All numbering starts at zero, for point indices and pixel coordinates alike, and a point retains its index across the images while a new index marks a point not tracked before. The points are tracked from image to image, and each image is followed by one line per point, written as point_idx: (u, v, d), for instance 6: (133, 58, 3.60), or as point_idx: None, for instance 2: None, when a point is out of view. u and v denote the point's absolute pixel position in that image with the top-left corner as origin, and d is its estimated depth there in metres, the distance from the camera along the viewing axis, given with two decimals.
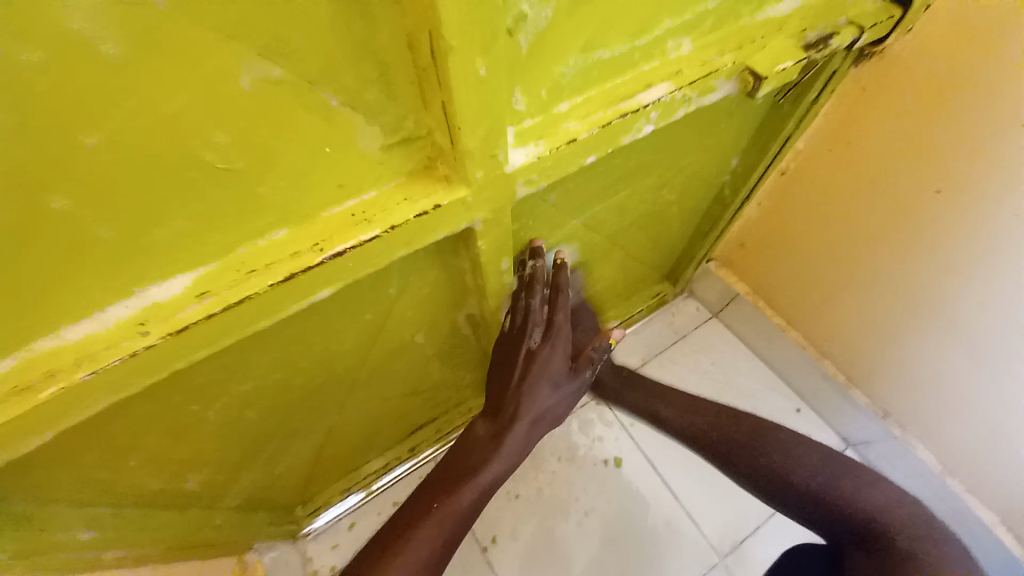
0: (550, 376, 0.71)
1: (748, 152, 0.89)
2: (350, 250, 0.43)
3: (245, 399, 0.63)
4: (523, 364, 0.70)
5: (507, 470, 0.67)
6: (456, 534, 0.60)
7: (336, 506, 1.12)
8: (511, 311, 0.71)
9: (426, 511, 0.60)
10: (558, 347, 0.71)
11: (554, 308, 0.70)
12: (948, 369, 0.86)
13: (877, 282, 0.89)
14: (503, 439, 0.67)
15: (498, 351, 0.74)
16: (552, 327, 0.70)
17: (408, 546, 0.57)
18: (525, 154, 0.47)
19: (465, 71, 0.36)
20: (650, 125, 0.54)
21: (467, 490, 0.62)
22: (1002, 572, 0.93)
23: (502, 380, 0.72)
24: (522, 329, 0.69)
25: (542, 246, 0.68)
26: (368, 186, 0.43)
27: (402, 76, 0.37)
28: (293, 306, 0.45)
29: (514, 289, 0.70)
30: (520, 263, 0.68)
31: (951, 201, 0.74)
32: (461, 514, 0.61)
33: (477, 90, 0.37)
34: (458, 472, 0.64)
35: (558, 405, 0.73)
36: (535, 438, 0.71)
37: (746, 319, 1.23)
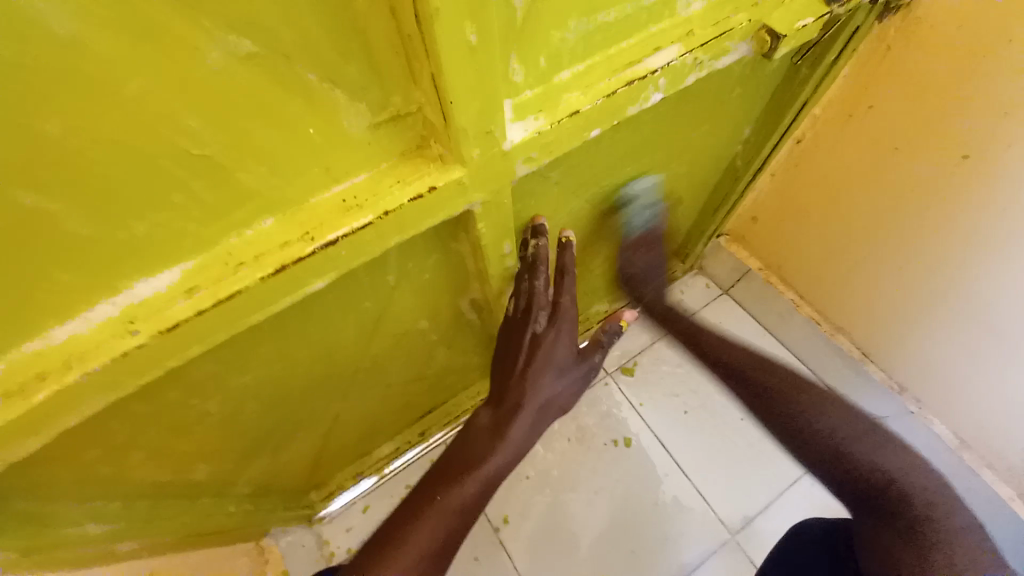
0: (555, 363, 0.69)
1: (762, 119, 0.84)
2: (343, 239, 0.40)
3: (248, 392, 0.62)
4: (527, 350, 0.67)
5: (512, 460, 0.66)
6: (459, 527, 0.60)
7: (349, 490, 1.14)
8: (514, 295, 0.68)
9: (426, 505, 0.60)
10: (564, 332, 0.69)
11: (559, 291, 0.67)
12: (971, 344, 0.82)
13: (896, 254, 0.86)
14: (506, 429, 0.65)
15: (502, 336, 0.72)
16: (558, 311, 0.68)
17: (409, 541, 0.57)
18: (524, 129, 0.44)
19: (455, 38, 0.32)
20: (659, 93, 0.50)
21: (469, 483, 0.61)
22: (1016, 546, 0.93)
23: (506, 367, 0.70)
24: (527, 314, 0.67)
25: (545, 224, 0.65)
26: (358, 170, 0.40)
27: (386, 47, 0.34)
28: (286, 300, 0.42)
29: (517, 271, 0.67)
30: (522, 242, 0.64)
31: (979, 167, 0.69)
32: (463, 509, 0.60)
33: (468, 60, 0.34)
34: (460, 465, 0.63)
35: (564, 392, 0.71)
36: (541, 425, 0.69)
37: (758, 295, 1.19)
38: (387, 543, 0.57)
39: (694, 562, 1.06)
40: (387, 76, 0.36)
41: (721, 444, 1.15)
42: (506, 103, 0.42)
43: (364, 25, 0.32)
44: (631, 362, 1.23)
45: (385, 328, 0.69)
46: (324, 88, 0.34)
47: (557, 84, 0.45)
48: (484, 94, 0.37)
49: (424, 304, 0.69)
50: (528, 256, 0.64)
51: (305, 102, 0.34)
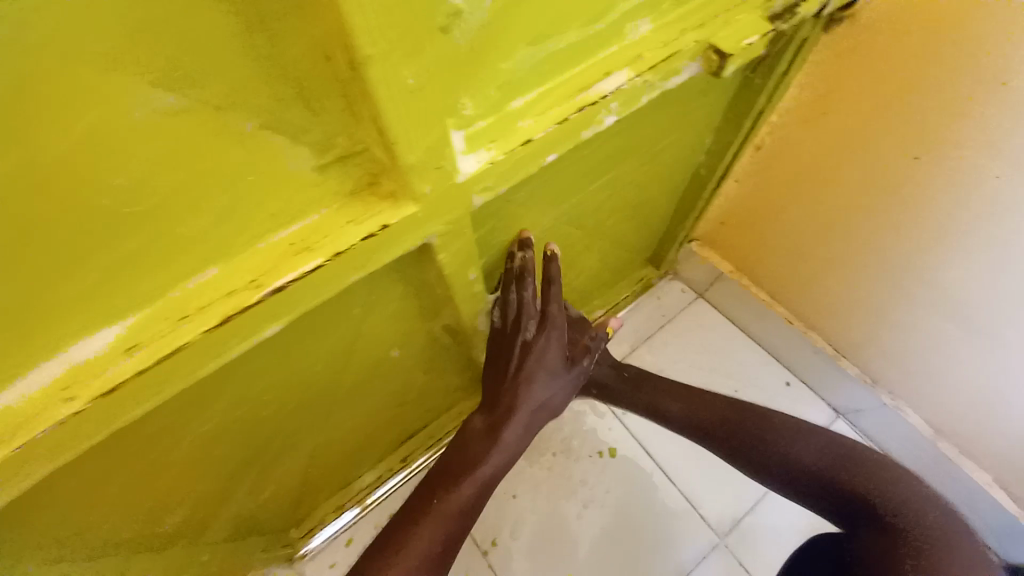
0: (545, 369, 0.72)
1: (722, 129, 0.86)
2: (292, 284, 0.39)
3: (213, 441, 0.59)
4: (519, 355, 0.71)
5: (507, 462, 0.69)
6: (460, 528, 0.62)
7: (331, 524, 1.10)
8: (502, 306, 0.70)
9: (426, 509, 0.62)
10: (553, 339, 0.72)
11: (548, 300, 0.70)
12: (938, 336, 0.85)
13: (861, 251, 0.88)
14: (500, 432, 0.69)
15: (494, 343, 0.75)
16: (547, 319, 0.70)
17: (413, 541, 0.59)
18: (477, 161, 0.43)
19: (393, 79, 0.32)
20: (612, 116, 0.51)
21: (466, 486, 0.64)
22: (999, 526, 0.95)
23: (499, 370, 0.73)
24: (517, 322, 0.70)
25: (531, 237, 0.65)
26: (307, 212, 0.39)
27: (326, 92, 0.33)
28: (238, 348, 0.41)
29: (504, 282, 0.68)
30: (509, 255, 0.66)
31: (930, 166, 0.72)
32: (462, 512, 0.63)
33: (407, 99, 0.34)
34: (459, 467, 0.66)
35: (554, 397, 0.75)
36: (535, 428, 0.73)
37: (733, 296, 1.21)
38: (390, 544, 0.59)
39: (688, 568, 1.05)
40: (331, 118, 0.35)
41: (707, 449, 1.15)
42: (458, 134, 0.42)
43: (303, 72, 0.31)
44: None
45: (355, 363, 0.66)
46: (266, 136, 0.33)
47: (510, 113, 0.45)
48: (430, 130, 0.37)
49: (394, 335, 0.67)
50: (515, 269, 0.66)
51: (246, 150, 0.33)
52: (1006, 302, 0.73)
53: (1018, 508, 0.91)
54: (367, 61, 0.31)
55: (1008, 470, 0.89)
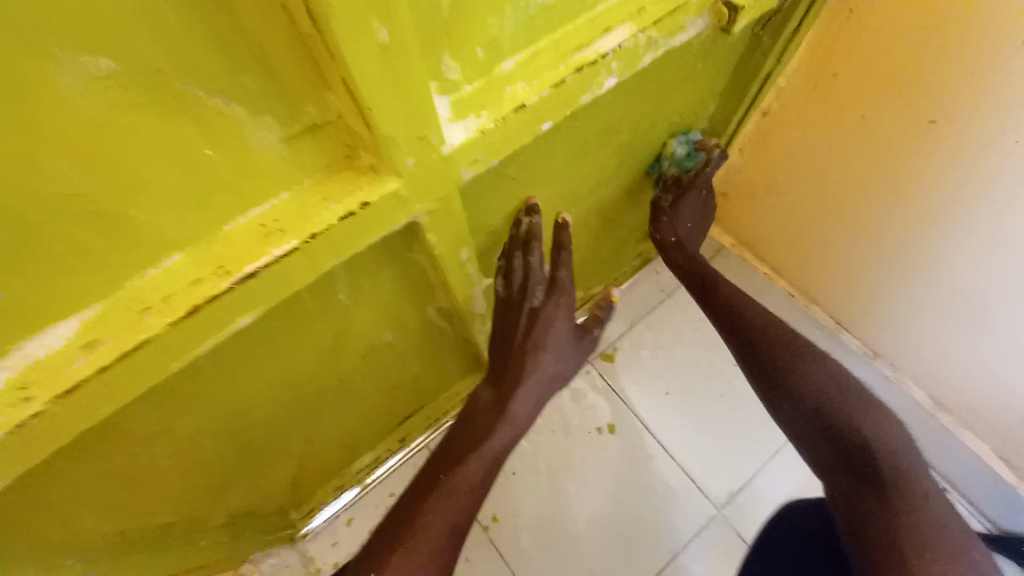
0: (553, 336, 0.71)
1: (727, 94, 0.81)
2: (264, 270, 0.36)
3: (199, 433, 0.57)
4: (527, 325, 0.69)
5: (515, 434, 0.68)
6: (471, 503, 0.61)
7: (331, 505, 1.10)
8: (505, 276, 0.67)
9: (433, 486, 0.61)
10: (561, 306, 0.70)
11: (556, 265, 0.68)
12: (942, 311, 0.83)
13: (867, 223, 0.85)
14: (508, 404, 0.67)
15: (498, 317, 0.71)
16: (555, 285, 0.68)
17: (425, 520, 0.57)
18: (465, 129, 0.40)
19: (362, 34, 0.28)
20: (612, 79, 0.46)
21: (474, 462, 0.63)
22: (994, 494, 0.96)
23: (505, 344, 0.70)
24: (522, 290, 0.67)
25: (538, 203, 0.63)
26: (279, 189, 0.36)
27: (285, 49, 0.29)
28: (210, 339, 0.38)
29: (509, 249, 0.64)
30: (514, 221, 0.63)
31: (944, 132, 0.68)
32: (473, 486, 0.61)
33: (380, 61, 0.30)
34: (466, 445, 0.65)
35: (562, 366, 0.74)
36: (543, 398, 0.72)
37: (733, 271, 1.18)
38: (402, 524, 0.58)
39: (685, 541, 1.06)
40: (295, 78, 0.31)
41: (707, 424, 1.15)
42: (443, 101, 0.38)
43: (256, 26, 0.27)
44: (611, 348, 1.21)
45: (345, 349, 0.63)
46: (216, 103, 0.29)
47: (500, 76, 0.40)
48: (409, 94, 0.33)
49: (384, 320, 0.64)
50: (520, 235, 0.63)
51: (198, 121, 0.29)
52: (1015, 275, 0.71)
53: (1016, 478, 0.91)
54: (329, 14, 0.27)
55: (1008, 442, 0.89)
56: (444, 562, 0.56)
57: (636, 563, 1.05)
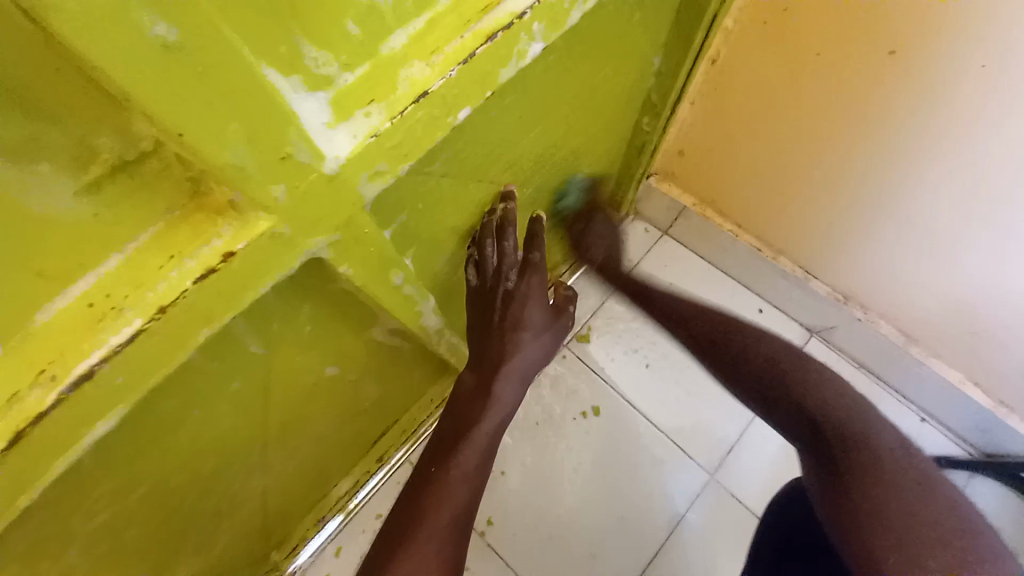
0: (531, 318, 0.63)
1: (672, 45, 0.73)
2: (105, 366, 0.26)
3: (118, 529, 0.48)
4: (502, 308, 0.61)
5: (505, 419, 0.61)
6: (472, 493, 0.54)
7: (314, 539, 1.01)
8: (478, 266, 0.61)
9: (424, 483, 0.54)
10: (536, 287, 0.63)
11: (530, 246, 0.60)
12: (909, 245, 0.81)
13: (832, 165, 0.80)
14: (493, 389, 0.60)
15: (471, 306, 0.65)
16: (530, 266, 0.61)
17: (427, 516, 0.50)
18: (351, 135, 0.30)
19: (128, 28, 0.19)
20: (537, 44, 0.37)
21: (468, 450, 0.56)
22: (967, 417, 0.99)
23: (481, 330, 0.64)
24: (495, 275, 0.60)
25: (515, 190, 0.61)
26: (102, 255, 0.26)
27: (22, 62, 0.19)
28: (63, 459, 0.29)
29: (480, 237, 0.60)
30: (488, 210, 0.60)
31: (906, 62, 0.63)
32: (471, 476, 0.54)
33: (179, 69, 0.22)
34: (454, 434, 0.58)
35: (543, 351, 0.67)
36: (526, 384, 0.65)
37: (695, 230, 1.13)
38: (399, 531, 0.50)
39: (682, 512, 1.05)
40: (66, 100, 0.21)
41: (689, 388, 1.13)
42: (317, 100, 0.29)
43: None
44: (585, 329, 1.16)
45: (279, 399, 0.55)
46: None
47: (389, 58, 0.31)
48: (243, 101, 0.24)
49: (321, 356, 0.55)
50: (495, 222, 0.59)
51: None
52: (984, 202, 0.68)
53: (990, 402, 0.93)
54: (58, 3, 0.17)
55: (978, 367, 0.90)
56: (454, 555, 0.49)
57: (638, 541, 1.03)
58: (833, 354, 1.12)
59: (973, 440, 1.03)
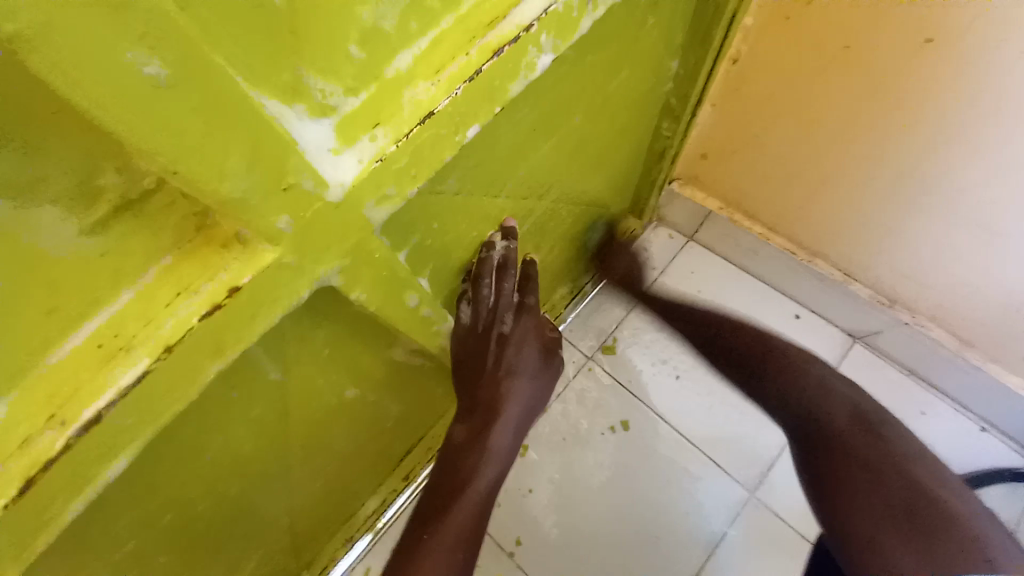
0: (523, 362, 0.67)
1: (688, 48, 0.71)
2: (115, 407, 0.26)
3: (145, 557, 0.48)
4: (497, 351, 0.63)
5: (500, 470, 0.63)
6: (465, 551, 0.56)
7: (344, 558, 1.00)
8: (473, 304, 0.60)
9: (418, 547, 0.56)
10: (527, 332, 0.68)
11: (525, 291, 0.67)
12: (957, 246, 0.75)
13: (866, 164, 0.76)
14: (488, 438, 0.63)
15: (457, 349, 0.62)
16: (524, 310, 0.67)
17: (420, 574, 0.53)
18: (356, 160, 0.29)
19: (115, 68, 0.19)
20: (546, 54, 0.36)
21: (461, 510, 0.58)
22: None
23: (472, 375, 0.63)
24: (491, 317, 0.61)
25: (515, 228, 0.60)
26: (114, 292, 0.26)
27: (18, 119, 0.20)
28: (76, 503, 0.29)
29: (478, 274, 0.59)
30: (487, 243, 0.58)
31: (943, 49, 0.60)
32: (463, 532, 0.57)
33: (174, 109, 0.21)
34: (449, 490, 0.60)
35: (536, 394, 0.70)
36: (521, 433, 0.67)
37: (723, 233, 1.08)
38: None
39: (721, 532, 0.99)
40: (70, 143, 0.21)
41: (720, 399, 1.08)
42: (323, 126, 0.28)
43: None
44: (611, 340, 1.13)
45: (300, 422, 0.54)
46: None
47: (394, 80, 0.31)
48: (243, 133, 0.24)
49: (341, 378, 0.55)
50: (496, 258, 0.59)
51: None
52: None
53: None
54: (41, 48, 0.17)
55: None
56: None
57: (675, 563, 0.97)
58: (879, 359, 1.05)
59: None
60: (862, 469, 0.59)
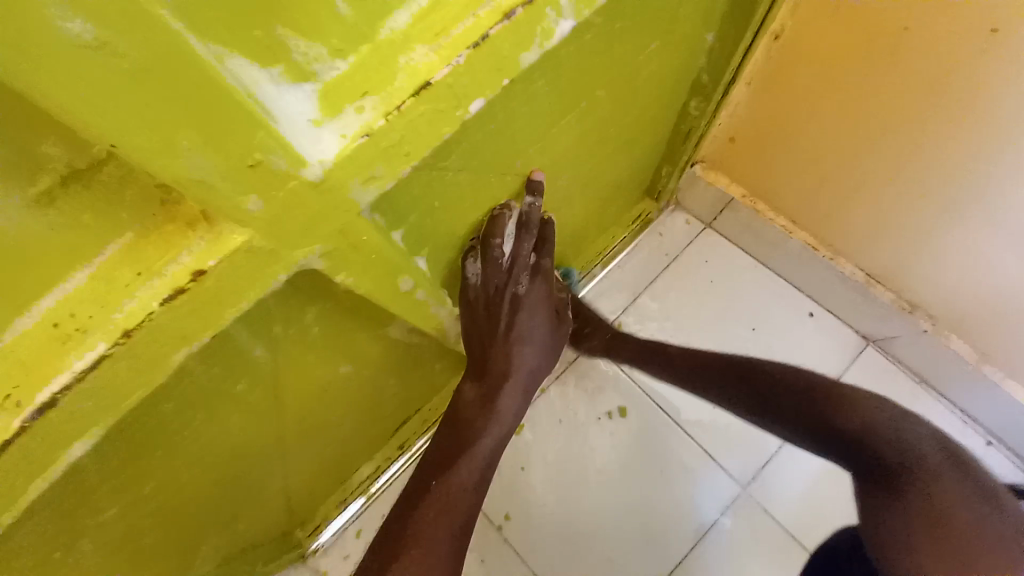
0: (533, 328, 0.66)
1: (728, 20, 0.64)
2: (69, 394, 0.24)
3: (135, 520, 0.48)
4: (509, 314, 0.62)
5: (505, 433, 0.63)
6: (468, 510, 0.54)
7: (337, 518, 1.02)
8: (483, 262, 0.57)
9: (423, 494, 0.54)
10: (540, 297, 0.66)
11: (542, 252, 0.63)
12: (994, 258, 0.70)
13: (908, 163, 0.69)
14: (496, 400, 0.62)
15: (467, 310, 0.61)
16: (539, 272, 0.64)
17: (423, 529, 0.50)
18: (338, 134, 0.26)
19: (36, 28, 0.17)
20: (566, 20, 0.31)
21: (468, 462, 0.57)
22: None
23: (483, 337, 0.63)
24: (507, 278, 0.59)
25: (541, 182, 0.55)
26: (68, 269, 0.24)
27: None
28: (41, 480, 0.27)
29: (489, 233, 0.54)
30: (504, 205, 0.54)
31: (1008, 44, 0.53)
32: (468, 488, 0.55)
33: (118, 70, 0.19)
34: (456, 445, 0.58)
35: (543, 360, 0.69)
36: (527, 396, 0.67)
37: (743, 223, 1.02)
38: (395, 537, 0.51)
39: (711, 519, 0.99)
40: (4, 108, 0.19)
41: None
42: (305, 93, 0.25)
43: None
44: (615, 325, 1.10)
45: (291, 398, 0.53)
46: None
47: (388, 42, 0.27)
48: (201, 105, 0.21)
49: (334, 356, 0.53)
50: (513, 218, 0.55)
51: None
52: None
53: None
54: None
55: None
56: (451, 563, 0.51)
57: (662, 548, 0.99)
58: (890, 363, 1.01)
59: None
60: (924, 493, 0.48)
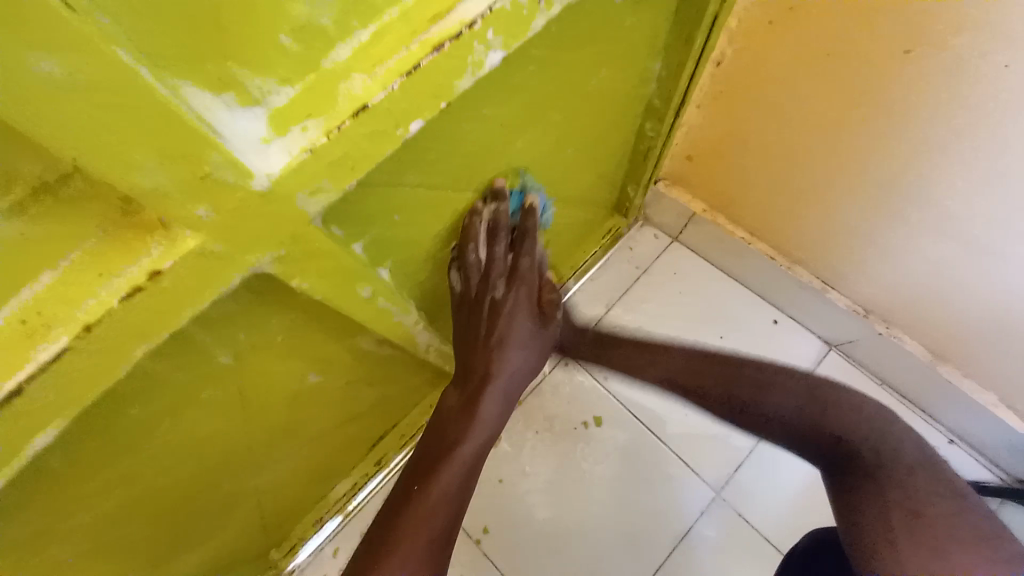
0: (517, 330, 0.62)
1: (672, 49, 0.70)
2: (33, 383, 0.27)
3: (102, 530, 0.49)
4: (488, 319, 0.61)
5: (490, 437, 0.59)
6: (450, 520, 0.52)
7: (314, 537, 1.01)
8: (463, 271, 0.60)
9: (406, 502, 0.52)
10: (522, 299, 0.62)
11: (518, 252, 0.61)
12: (934, 258, 0.75)
13: (849, 173, 0.75)
14: (477, 406, 0.58)
15: (457, 317, 0.65)
16: (518, 275, 0.62)
17: (404, 540, 0.49)
18: (286, 150, 0.30)
19: (13, 69, 0.20)
20: (495, 51, 0.36)
21: (447, 472, 0.53)
22: (994, 436, 0.92)
23: (467, 343, 0.63)
24: (482, 284, 0.60)
25: (505, 187, 0.57)
26: (37, 272, 0.27)
27: None
28: (5, 471, 0.29)
29: (463, 240, 0.58)
30: (472, 210, 0.57)
31: (922, 62, 0.59)
32: (450, 499, 0.52)
33: (83, 101, 0.22)
34: (436, 453, 0.56)
35: (534, 361, 0.65)
36: (515, 400, 0.62)
37: (708, 236, 1.07)
38: (377, 547, 0.49)
39: (689, 524, 1.01)
40: None
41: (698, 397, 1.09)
42: (255, 115, 0.29)
43: None
44: (589, 335, 1.11)
45: (260, 406, 0.54)
46: None
47: (332, 71, 0.31)
48: (163, 129, 0.25)
49: (302, 365, 0.55)
50: (483, 223, 0.58)
51: None
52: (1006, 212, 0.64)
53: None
54: None
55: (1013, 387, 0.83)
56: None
57: (641, 555, 0.99)
58: (853, 368, 1.05)
59: (1007, 465, 0.96)
60: (897, 496, 0.49)
